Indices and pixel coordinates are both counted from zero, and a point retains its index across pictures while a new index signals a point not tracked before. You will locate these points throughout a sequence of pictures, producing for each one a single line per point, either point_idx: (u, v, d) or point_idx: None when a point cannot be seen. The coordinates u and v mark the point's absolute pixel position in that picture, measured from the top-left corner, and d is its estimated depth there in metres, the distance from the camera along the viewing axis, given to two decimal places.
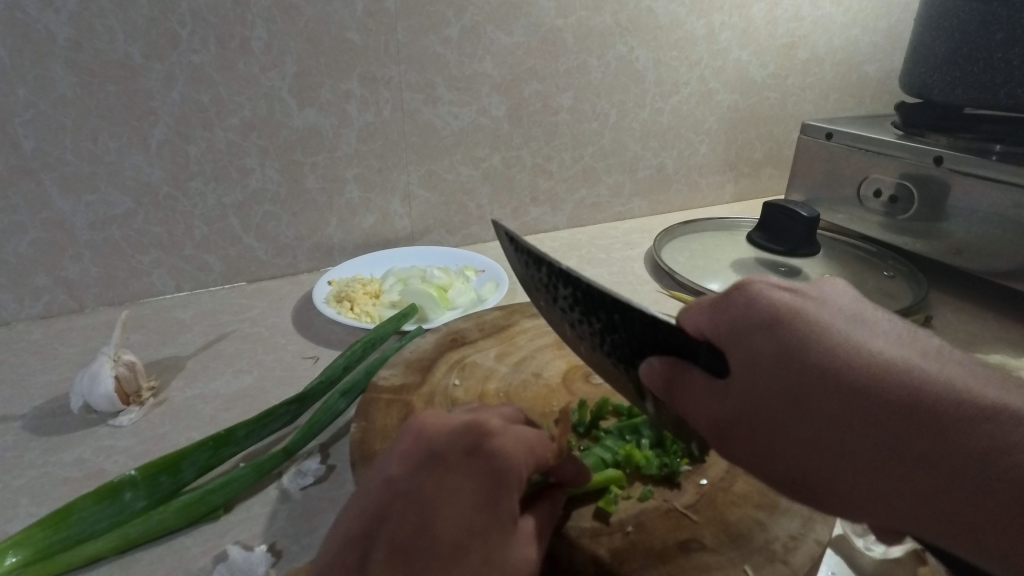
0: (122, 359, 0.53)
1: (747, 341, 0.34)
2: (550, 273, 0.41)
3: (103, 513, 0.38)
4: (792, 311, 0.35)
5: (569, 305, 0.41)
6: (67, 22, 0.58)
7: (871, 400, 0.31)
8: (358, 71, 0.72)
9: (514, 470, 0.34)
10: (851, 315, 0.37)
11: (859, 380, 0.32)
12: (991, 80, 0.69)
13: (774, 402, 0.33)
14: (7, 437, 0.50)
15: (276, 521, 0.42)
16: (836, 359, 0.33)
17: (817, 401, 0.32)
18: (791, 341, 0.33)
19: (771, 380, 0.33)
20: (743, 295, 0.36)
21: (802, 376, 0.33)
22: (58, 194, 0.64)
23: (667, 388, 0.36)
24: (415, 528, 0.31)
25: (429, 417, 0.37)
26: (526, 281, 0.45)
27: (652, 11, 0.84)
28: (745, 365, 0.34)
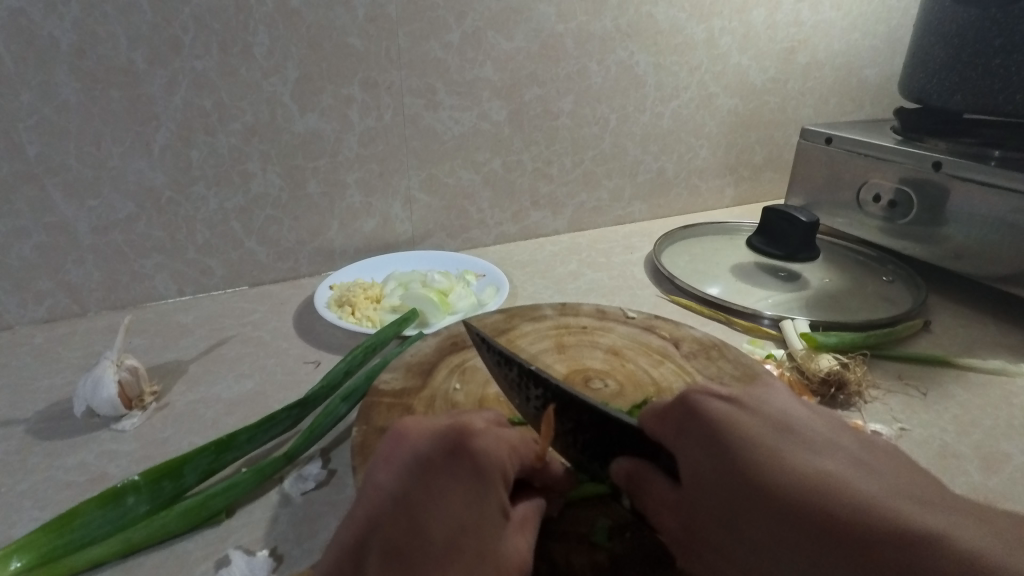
0: (124, 364, 0.53)
1: (689, 448, 0.37)
2: (521, 374, 0.44)
3: (106, 518, 0.39)
4: (736, 422, 0.37)
5: (541, 407, 0.43)
6: (71, 28, 0.59)
7: (807, 511, 0.31)
8: (359, 76, 0.72)
9: (498, 468, 0.35)
10: (786, 426, 0.37)
11: (792, 490, 0.32)
12: (990, 85, 0.70)
13: (715, 514, 0.35)
14: (10, 441, 0.50)
15: (277, 526, 0.42)
16: (775, 469, 0.33)
17: (748, 516, 0.33)
18: (729, 455, 0.35)
19: (711, 492, 0.35)
20: (688, 404, 0.38)
21: (738, 489, 0.34)
22: (61, 199, 0.64)
23: (631, 485, 0.40)
24: (407, 533, 0.31)
25: (409, 421, 0.37)
26: (500, 381, 0.47)
27: (652, 16, 0.85)
28: (693, 476, 0.36)
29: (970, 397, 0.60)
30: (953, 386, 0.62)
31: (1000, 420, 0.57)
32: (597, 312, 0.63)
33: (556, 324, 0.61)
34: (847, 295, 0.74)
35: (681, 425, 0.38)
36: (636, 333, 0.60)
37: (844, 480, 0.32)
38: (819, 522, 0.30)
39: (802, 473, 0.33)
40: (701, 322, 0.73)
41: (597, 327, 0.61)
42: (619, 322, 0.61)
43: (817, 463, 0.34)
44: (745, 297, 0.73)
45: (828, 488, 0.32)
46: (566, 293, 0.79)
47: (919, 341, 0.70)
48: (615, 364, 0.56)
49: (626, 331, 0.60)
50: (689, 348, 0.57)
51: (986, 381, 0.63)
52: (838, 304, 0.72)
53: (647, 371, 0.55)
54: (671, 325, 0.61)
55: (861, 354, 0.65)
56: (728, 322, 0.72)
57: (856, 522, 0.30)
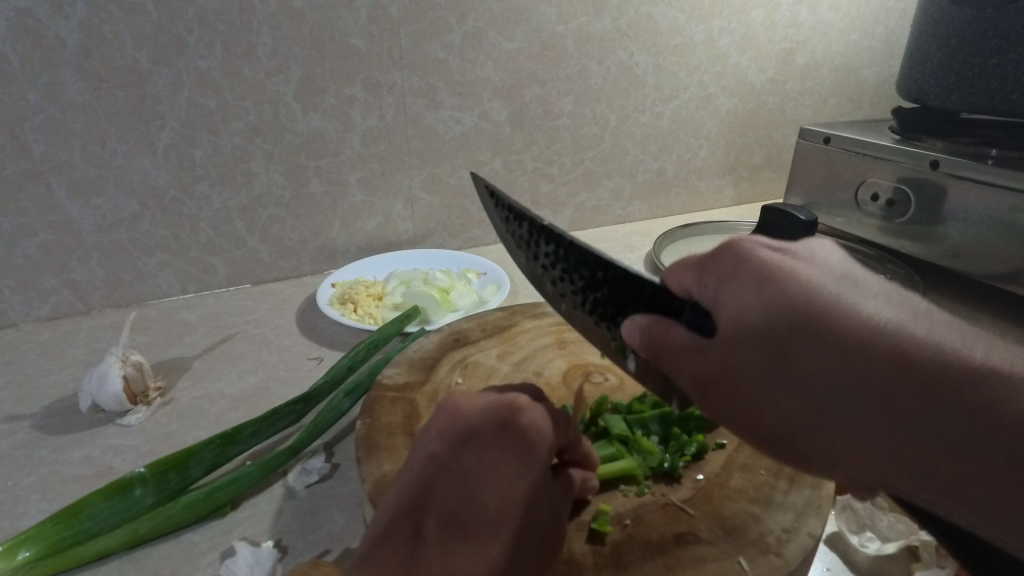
0: (129, 360, 0.54)
1: (735, 297, 0.34)
2: (532, 231, 0.45)
3: (113, 509, 0.39)
4: (786, 268, 0.34)
5: (551, 262, 0.45)
6: (77, 28, 0.59)
7: (867, 355, 0.30)
8: (361, 76, 0.73)
9: (545, 441, 0.37)
10: (846, 277, 0.35)
11: (845, 333, 0.31)
12: (987, 85, 0.71)
13: (757, 359, 0.33)
14: (16, 435, 0.51)
15: (282, 518, 0.43)
16: (835, 314, 0.31)
17: (807, 361, 0.31)
18: (779, 298, 0.32)
19: (760, 336, 0.32)
20: (736, 253, 0.35)
21: (787, 333, 0.32)
22: (66, 197, 0.65)
23: (654, 351, 0.37)
24: (463, 500, 0.34)
25: (457, 394, 0.38)
26: (502, 238, 0.49)
27: (652, 17, 0.85)
28: (733, 327, 0.34)
29: None
30: None
31: None
32: None
33: (557, 320, 0.61)
34: None
35: (726, 277, 0.35)
36: None
37: (892, 324, 0.31)
38: (880, 366, 0.30)
39: (865, 317, 0.31)
40: None
41: None
42: None
43: (866, 306, 0.32)
44: None
45: (891, 334, 0.30)
46: None
47: None
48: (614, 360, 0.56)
49: None
50: None
51: None
52: None
53: None
54: None
55: None
56: None
57: (920, 364, 0.29)
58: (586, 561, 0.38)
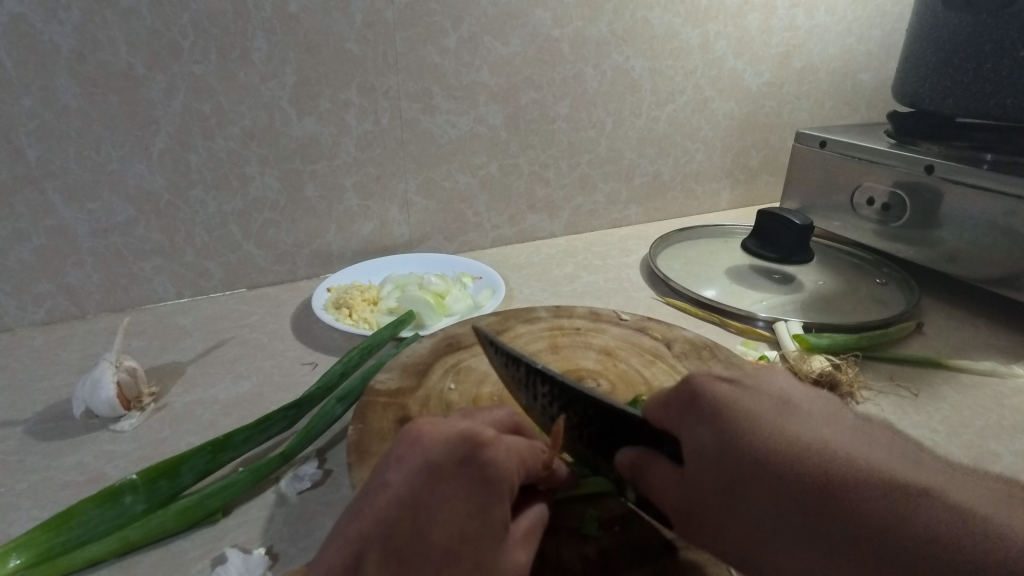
0: (123, 365, 0.54)
1: (695, 429, 0.36)
2: (528, 372, 0.43)
3: (104, 516, 0.39)
4: (735, 404, 0.37)
5: (548, 401, 0.43)
6: (71, 33, 0.59)
7: (802, 483, 0.33)
8: (356, 80, 0.73)
9: (507, 480, 0.34)
10: (783, 405, 0.37)
11: (779, 462, 0.34)
12: (982, 89, 0.70)
13: (713, 486, 0.35)
14: (9, 441, 0.51)
15: (273, 525, 0.43)
16: (772, 449, 0.34)
17: (755, 489, 0.34)
18: (729, 435, 0.35)
19: (714, 468, 0.35)
20: (691, 388, 0.37)
21: (735, 463, 0.35)
22: (61, 202, 0.65)
23: (633, 475, 0.39)
24: (410, 532, 0.31)
25: (424, 422, 0.35)
26: (506, 380, 0.46)
27: (648, 21, 0.85)
28: (695, 452, 0.36)
29: (960, 397, 0.61)
30: (944, 387, 0.62)
31: (989, 420, 0.58)
32: (592, 314, 0.63)
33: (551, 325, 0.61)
34: (841, 298, 0.75)
35: (682, 412, 0.37)
36: (629, 334, 0.60)
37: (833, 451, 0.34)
38: (811, 488, 0.33)
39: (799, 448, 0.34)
40: (695, 324, 0.73)
41: (591, 328, 0.61)
42: (612, 323, 0.62)
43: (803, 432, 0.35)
44: (740, 299, 0.74)
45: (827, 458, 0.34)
46: (561, 295, 0.80)
47: (912, 343, 0.70)
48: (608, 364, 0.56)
49: (620, 332, 0.60)
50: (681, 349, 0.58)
51: (977, 382, 0.63)
52: (832, 306, 0.72)
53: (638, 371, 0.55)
54: (664, 326, 0.61)
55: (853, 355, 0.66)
56: (722, 324, 0.72)
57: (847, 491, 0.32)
58: (574, 568, 0.38)
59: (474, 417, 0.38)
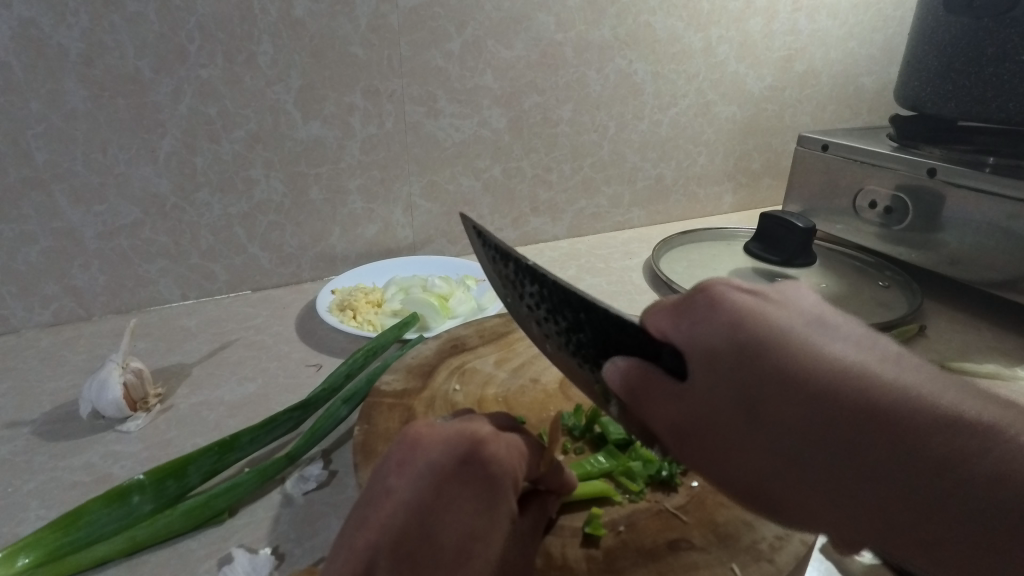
0: (129, 366, 0.54)
1: (702, 329, 0.33)
2: (517, 271, 0.41)
3: (111, 516, 0.39)
4: (757, 313, 0.33)
5: (536, 303, 0.40)
6: (79, 37, 0.60)
7: (843, 404, 0.29)
8: (361, 84, 0.73)
9: (510, 475, 0.35)
10: (816, 319, 0.34)
11: (810, 369, 0.30)
12: (983, 93, 0.71)
13: (728, 410, 0.32)
14: (17, 441, 0.51)
15: (279, 525, 0.43)
16: (807, 360, 0.31)
17: (780, 407, 0.31)
18: (752, 346, 0.32)
19: (733, 380, 0.32)
20: (708, 293, 0.34)
21: (759, 382, 0.31)
22: (68, 205, 0.65)
23: (631, 395, 0.35)
24: (419, 536, 0.31)
25: (421, 424, 0.35)
26: (492, 278, 0.45)
27: (651, 25, 0.86)
28: (711, 369, 0.33)
29: None
30: None
31: None
32: None
33: None
34: (844, 300, 0.75)
35: (699, 314, 0.33)
36: None
37: (873, 370, 0.31)
38: (851, 417, 0.29)
39: (838, 368, 0.30)
40: None
41: None
42: None
43: (837, 352, 0.32)
44: None
45: (860, 377, 0.30)
46: None
47: (915, 346, 0.70)
48: None
49: None
50: None
51: (980, 385, 0.63)
52: None
53: None
54: None
55: None
56: None
57: (889, 411, 0.29)
58: (579, 567, 0.38)
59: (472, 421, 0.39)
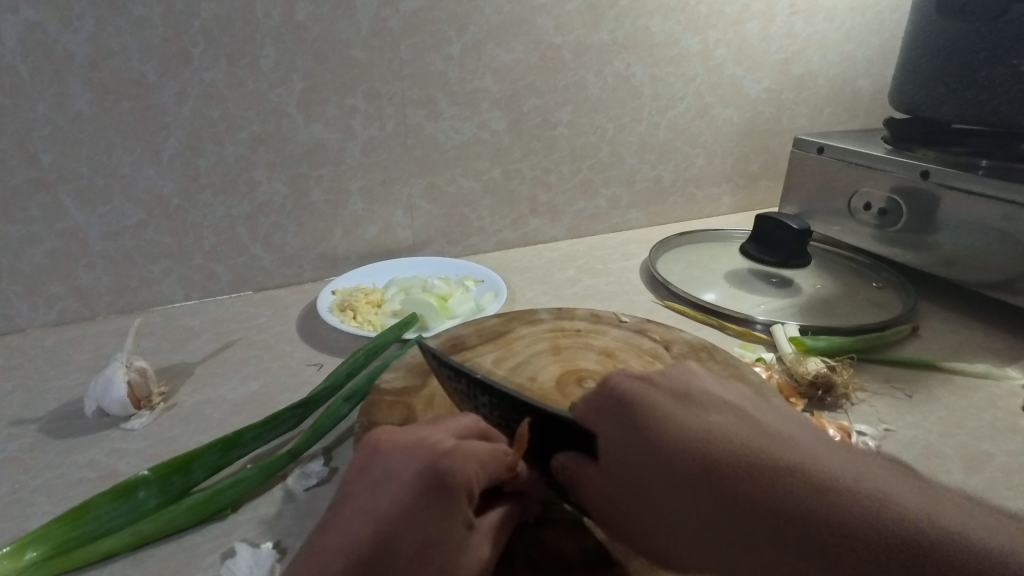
0: (134, 365, 0.55)
1: (612, 427, 0.40)
2: (470, 384, 0.44)
3: (118, 510, 0.41)
4: (648, 401, 0.41)
5: (490, 412, 0.44)
6: (86, 41, 0.61)
7: (726, 474, 0.35)
8: (363, 87, 0.74)
9: (467, 484, 0.34)
10: (688, 401, 0.42)
11: (696, 453, 0.37)
12: (976, 96, 0.72)
13: (634, 479, 0.38)
14: (23, 439, 0.52)
15: (282, 520, 0.44)
16: (692, 442, 0.37)
17: (676, 483, 0.36)
18: (646, 431, 0.39)
19: (636, 460, 0.38)
20: (610, 389, 0.41)
21: (659, 458, 0.38)
22: (73, 206, 0.66)
23: (570, 482, 0.40)
24: (372, 542, 0.31)
25: (383, 433, 0.37)
26: (451, 392, 0.47)
27: (648, 29, 0.87)
28: (614, 449, 0.39)
29: (955, 399, 0.62)
30: (939, 389, 0.63)
31: (984, 421, 0.59)
32: (592, 316, 0.64)
33: (552, 327, 0.62)
34: (839, 301, 0.76)
35: (605, 411, 0.41)
36: (629, 336, 0.61)
37: (750, 444, 0.37)
38: (729, 483, 0.35)
39: (720, 442, 0.37)
40: (694, 327, 0.74)
41: (591, 330, 0.62)
42: (613, 325, 0.63)
43: (726, 431, 0.39)
44: (739, 302, 0.75)
45: (737, 450, 0.37)
46: (563, 298, 0.81)
47: (908, 345, 0.71)
48: (607, 365, 0.57)
49: (619, 334, 0.62)
50: (680, 350, 0.59)
51: (973, 384, 0.64)
52: (830, 310, 0.73)
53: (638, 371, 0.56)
54: (663, 328, 0.62)
55: (849, 357, 0.67)
56: (721, 326, 0.73)
57: (760, 477, 0.35)
58: (574, 560, 0.40)
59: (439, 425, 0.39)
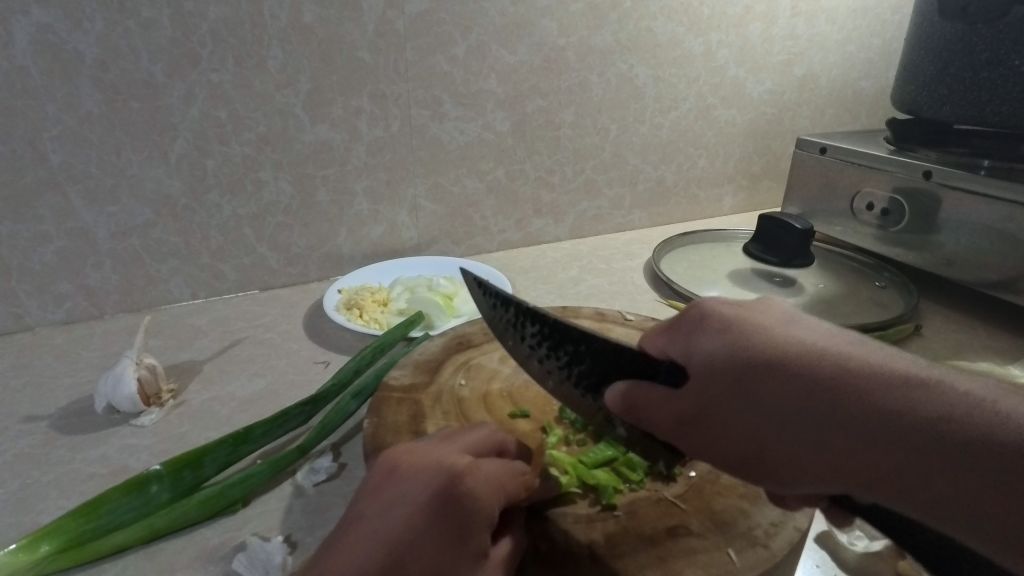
0: (143, 362, 0.56)
1: (700, 342, 0.37)
2: (518, 313, 0.45)
3: (131, 504, 0.41)
4: (743, 317, 0.37)
5: (537, 342, 0.45)
6: (95, 43, 0.62)
7: (823, 379, 0.33)
8: (368, 88, 0.75)
9: (484, 508, 0.35)
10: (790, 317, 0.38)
11: (796, 360, 0.33)
12: (977, 97, 0.72)
13: (720, 390, 0.35)
14: (34, 436, 0.52)
15: (291, 515, 0.44)
16: (791, 347, 0.34)
17: (769, 388, 0.34)
18: (742, 341, 0.35)
19: (723, 370, 0.35)
20: (698, 310, 0.38)
21: (750, 365, 0.34)
22: (82, 205, 0.67)
23: (628, 407, 0.39)
24: (383, 564, 0.31)
25: (400, 453, 0.37)
26: (492, 323, 0.49)
27: (651, 30, 0.88)
28: (702, 362, 0.36)
29: None
30: None
31: None
32: (597, 314, 0.65)
33: None
34: (841, 301, 0.76)
35: (690, 330, 0.38)
36: (634, 334, 0.62)
37: (855, 355, 0.34)
38: (831, 388, 0.32)
39: (821, 350, 0.34)
40: None
41: (596, 328, 0.63)
42: (618, 323, 0.63)
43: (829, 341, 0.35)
44: None
45: (843, 361, 0.33)
46: (566, 297, 0.81)
47: (910, 344, 0.72)
48: None
49: (624, 332, 0.62)
50: None
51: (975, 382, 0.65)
52: (832, 309, 0.74)
53: None
54: None
55: None
56: None
57: (868, 391, 0.32)
58: (581, 553, 0.40)
59: (456, 440, 0.39)
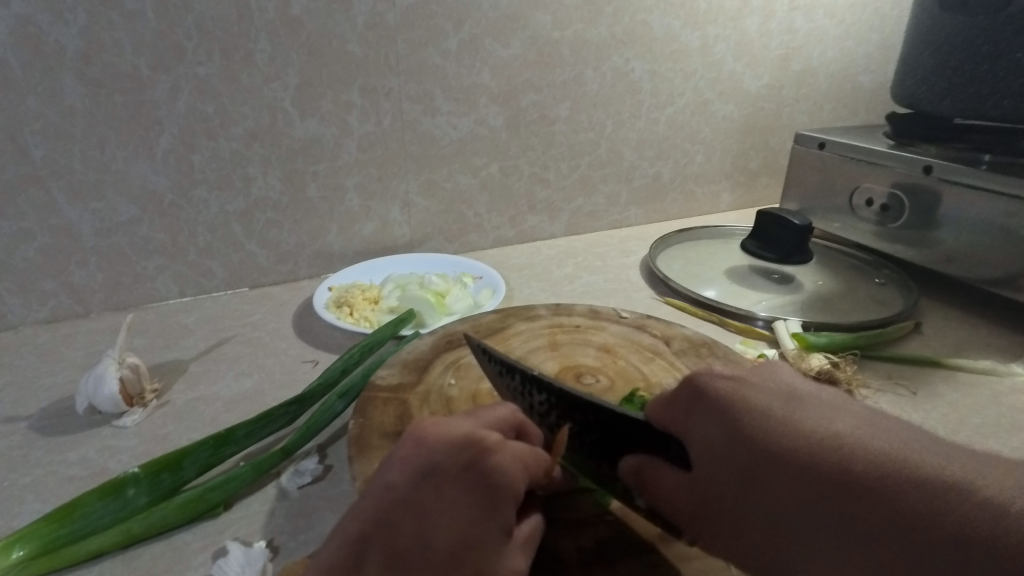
0: (126, 361, 0.55)
1: (701, 425, 0.38)
2: (523, 381, 0.43)
3: (107, 508, 0.40)
4: (743, 397, 0.39)
5: (545, 410, 0.42)
6: (78, 35, 0.60)
7: (826, 475, 0.33)
8: (359, 82, 0.73)
9: (511, 487, 0.35)
10: (792, 397, 0.39)
11: (793, 449, 0.35)
12: (979, 91, 0.71)
13: (727, 481, 0.36)
14: (13, 437, 0.51)
15: (274, 518, 0.43)
16: (787, 435, 0.36)
17: (771, 482, 0.35)
18: (739, 427, 0.37)
19: (727, 461, 0.37)
20: (694, 385, 0.40)
21: (750, 459, 0.36)
22: (65, 201, 0.65)
23: (641, 482, 0.39)
24: (413, 534, 0.33)
25: (428, 424, 0.38)
26: (500, 390, 0.46)
27: (648, 24, 0.86)
28: (703, 446, 0.38)
29: (959, 397, 0.61)
30: (942, 386, 0.62)
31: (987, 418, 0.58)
32: (591, 312, 0.63)
33: (550, 323, 0.61)
34: (840, 298, 0.75)
35: (689, 407, 0.39)
36: (628, 332, 0.60)
37: (852, 439, 0.34)
38: (833, 481, 0.33)
39: (819, 438, 0.35)
40: (694, 324, 0.74)
41: (590, 326, 0.61)
42: (612, 321, 0.62)
43: (831, 428, 0.36)
44: (740, 299, 0.74)
45: (836, 446, 0.34)
46: (561, 295, 0.80)
47: (910, 342, 0.70)
48: (606, 361, 0.56)
49: (618, 330, 0.61)
50: (680, 346, 0.58)
51: (976, 381, 0.63)
52: (831, 306, 0.73)
53: (637, 368, 0.56)
54: (663, 324, 0.61)
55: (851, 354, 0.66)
56: (721, 323, 0.73)
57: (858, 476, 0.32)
58: (570, 558, 0.39)
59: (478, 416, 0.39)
